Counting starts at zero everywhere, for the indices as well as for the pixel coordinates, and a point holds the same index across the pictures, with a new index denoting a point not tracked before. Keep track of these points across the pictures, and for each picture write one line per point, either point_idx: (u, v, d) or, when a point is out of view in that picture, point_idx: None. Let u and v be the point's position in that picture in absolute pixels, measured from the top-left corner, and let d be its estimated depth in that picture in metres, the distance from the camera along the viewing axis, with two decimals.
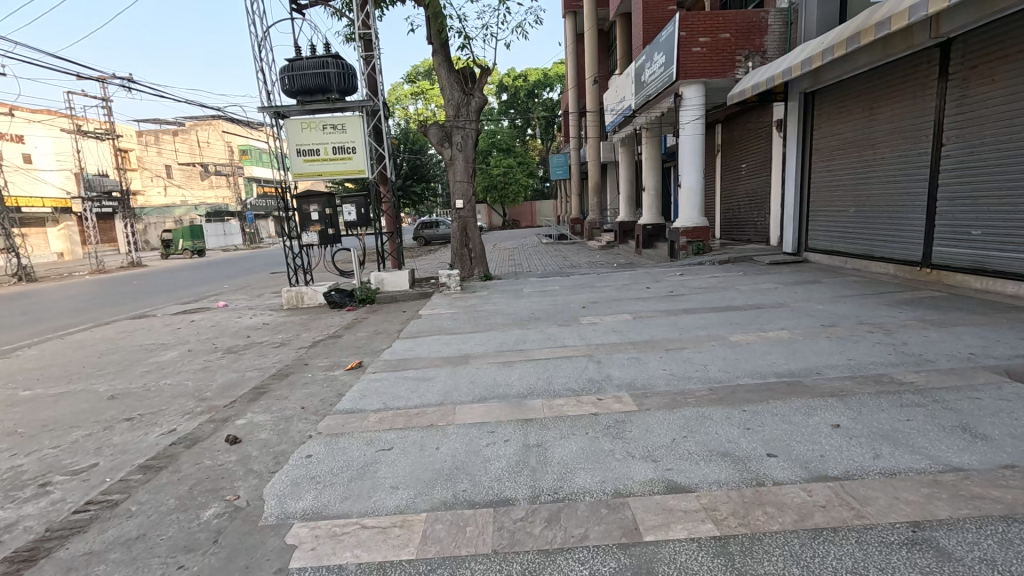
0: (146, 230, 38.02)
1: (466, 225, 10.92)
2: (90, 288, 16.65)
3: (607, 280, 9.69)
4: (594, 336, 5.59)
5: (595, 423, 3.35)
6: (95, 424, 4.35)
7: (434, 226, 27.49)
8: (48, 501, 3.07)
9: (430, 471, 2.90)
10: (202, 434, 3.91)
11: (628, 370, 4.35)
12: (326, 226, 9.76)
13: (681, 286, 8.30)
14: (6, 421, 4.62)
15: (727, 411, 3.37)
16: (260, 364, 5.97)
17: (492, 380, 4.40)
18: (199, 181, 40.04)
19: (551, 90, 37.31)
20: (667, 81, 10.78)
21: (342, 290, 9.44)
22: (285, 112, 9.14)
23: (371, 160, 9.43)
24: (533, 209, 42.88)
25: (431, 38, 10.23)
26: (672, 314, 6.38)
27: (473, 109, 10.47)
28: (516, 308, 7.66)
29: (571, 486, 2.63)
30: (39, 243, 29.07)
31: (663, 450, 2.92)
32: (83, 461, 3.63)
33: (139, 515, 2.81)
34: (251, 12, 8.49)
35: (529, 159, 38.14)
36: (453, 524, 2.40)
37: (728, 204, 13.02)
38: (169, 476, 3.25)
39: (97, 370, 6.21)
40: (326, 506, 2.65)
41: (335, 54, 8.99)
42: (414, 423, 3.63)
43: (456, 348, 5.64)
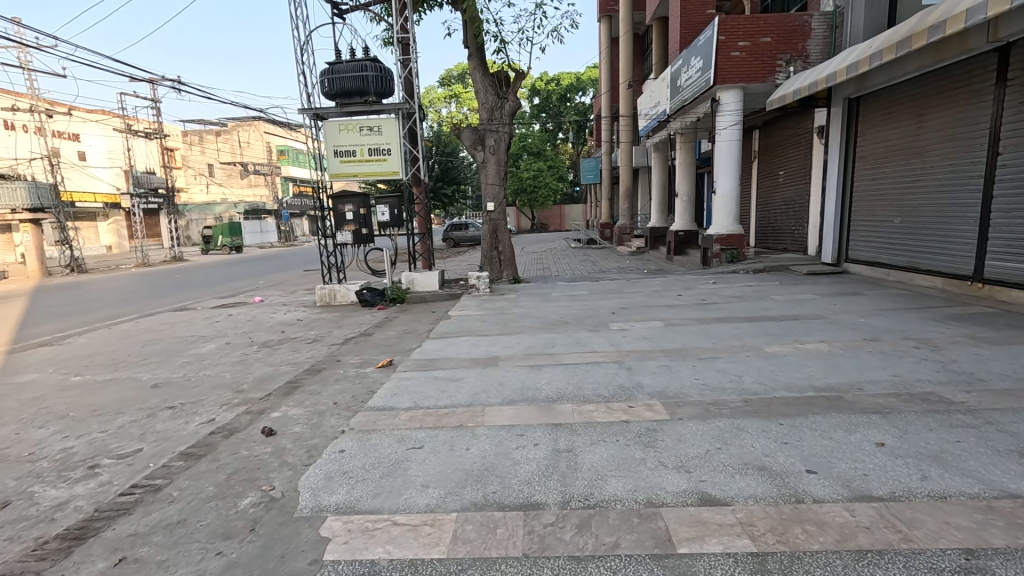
0: (188, 226, 39.59)
1: (496, 227, 10.98)
2: (135, 281, 17.45)
3: (637, 286, 9.58)
4: (624, 342, 5.54)
5: (627, 431, 3.31)
6: (140, 411, 4.54)
7: (463, 228, 27.71)
8: (97, 483, 3.22)
9: (461, 471, 2.92)
10: (239, 425, 4.03)
11: (659, 378, 4.29)
12: (360, 226, 9.89)
13: (714, 295, 8.15)
14: (57, 405, 4.86)
15: (763, 424, 3.28)
16: (294, 358, 6.12)
17: (521, 383, 4.40)
18: (239, 180, 41.51)
19: (583, 94, 37.14)
20: (704, 86, 10.61)
21: (373, 289, 9.59)
22: (324, 113, 9.37)
23: (405, 162, 9.58)
24: (562, 213, 42.82)
25: (467, 41, 10.34)
26: (705, 322, 6.26)
27: (506, 112, 10.51)
28: (546, 311, 7.66)
29: (602, 493, 2.60)
30: (90, 237, 30.56)
31: (697, 461, 2.86)
32: (128, 446, 3.78)
33: (180, 501, 2.91)
34: (295, 17, 8.77)
35: (560, 163, 38.07)
36: (483, 525, 2.41)
37: (765, 212, 12.72)
38: (208, 464, 3.36)
39: (142, 359, 6.49)
40: (358, 501, 2.70)
41: (374, 57, 9.19)
42: (443, 422, 3.66)
43: (486, 350, 5.67)
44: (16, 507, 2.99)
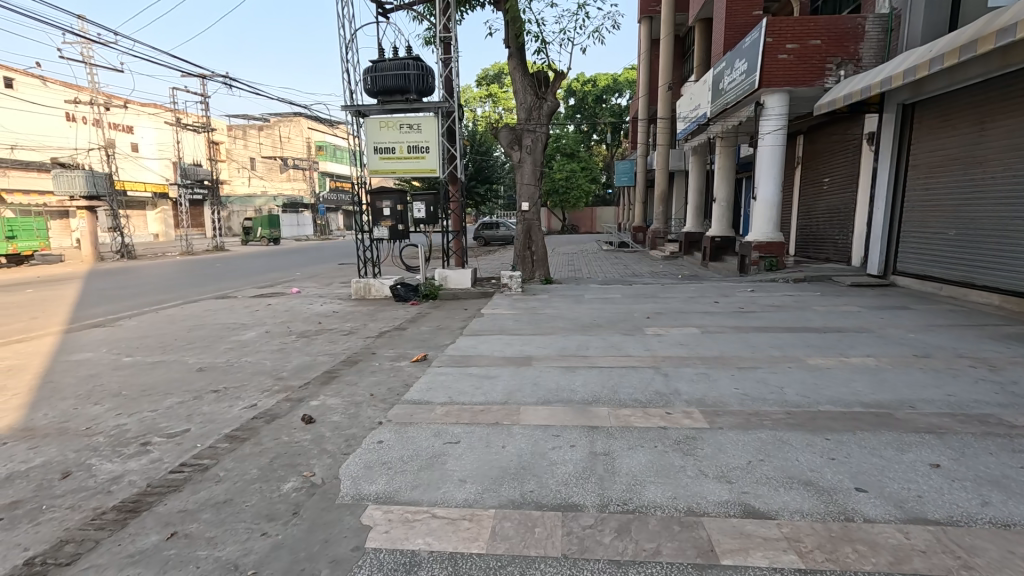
0: (230, 217, 41.14)
1: (530, 227, 10.98)
2: (180, 268, 18.25)
3: (672, 291, 9.43)
4: (659, 348, 5.47)
5: (665, 437, 3.27)
6: (186, 393, 4.73)
7: (495, 227, 27.84)
8: (148, 460, 3.36)
9: (498, 468, 2.93)
10: (280, 411, 4.15)
11: (697, 386, 4.21)
12: (396, 222, 10.01)
13: (752, 303, 7.95)
14: (110, 383, 5.11)
15: (809, 438, 3.18)
16: (331, 349, 6.26)
17: (555, 384, 4.39)
18: (279, 174, 42.72)
19: (620, 95, 36.78)
20: (748, 89, 10.34)
21: (407, 284, 9.73)
22: (365, 111, 9.56)
23: (443, 160, 9.68)
24: (593, 215, 42.50)
25: (507, 42, 10.38)
26: (743, 331, 6.11)
27: (544, 113, 10.49)
28: (578, 313, 7.63)
29: (641, 499, 2.58)
30: (140, 225, 31.99)
31: (739, 472, 2.80)
32: (176, 426, 3.94)
33: (226, 481, 3.02)
34: (341, 16, 8.98)
35: (593, 165, 37.81)
36: (521, 523, 2.41)
37: (807, 220, 12.33)
38: (251, 447, 3.47)
39: (187, 344, 6.75)
40: (397, 492, 2.74)
41: (416, 56, 9.31)
42: (479, 419, 3.68)
43: (519, 349, 5.68)
44: (76, 478, 3.15)
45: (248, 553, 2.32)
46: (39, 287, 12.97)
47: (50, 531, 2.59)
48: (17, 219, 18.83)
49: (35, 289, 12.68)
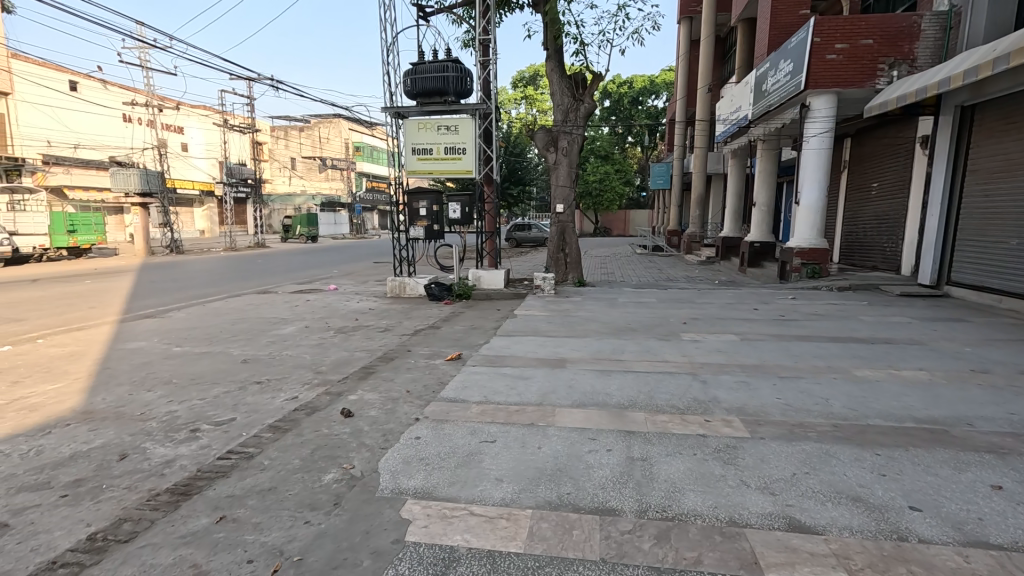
0: (271, 215, 42.53)
1: (564, 229, 10.93)
2: (224, 263, 18.96)
3: (708, 297, 9.23)
4: (697, 354, 5.36)
5: (704, 445, 3.21)
6: (231, 383, 4.92)
7: (526, 229, 27.88)
8: (198, 446, 3.51)
9: (534, 468, 2.94)
10: (320, 404, 4.26)
11: (737, 394, 4.10)
12: (432, 222, 10.11)
13: (793, 311, 7.71)
14: (162, 371, 5.37)
15: (857, 453, 3.06)
16: (367, 346, 6.38)
17: (590, 387, 4.35)
18: (318, 174, 43.90)
19: (656, 97, 36.33)
20: (793, 91, 10.03)
21: (440, 284, 9.84)
22: (404, 113, 9.73)
23: (479, 161, 9.76)
24: (627, 218, 41.95)
25: (546, 43, 10.38)
26: (784, 340, 5.94)
27: (581, 115, 10.43)
28: (612, 316, 7.55)
29: (681, 506, 2.54)
30: (187, 222, 33.41)
31: (783, 484, 2.72)
32: (223, 414, 4.10)
33: (271, 470, 3.13)
34: (384, 19, 9.19)
35: (628, 167, 37.37)
36: (559, 525, 2.41)
37: (853, 226, 11.87)
38: (293, 438, 3.58)
39: (232, 336, 7.01)
40: (434, 488, 2.78)
41: (455, 58, 9.42)
42: (514, 419, 3.69)
43: (553, 351, 5.66)
44: (132, 460, 3.32)
45: (293, 540, 2.40)
46: (96, 279, 13.73)
47: (110, 509, 2.74)
48: (78, 214, 19.85)
49: (92, 280, 13.41)
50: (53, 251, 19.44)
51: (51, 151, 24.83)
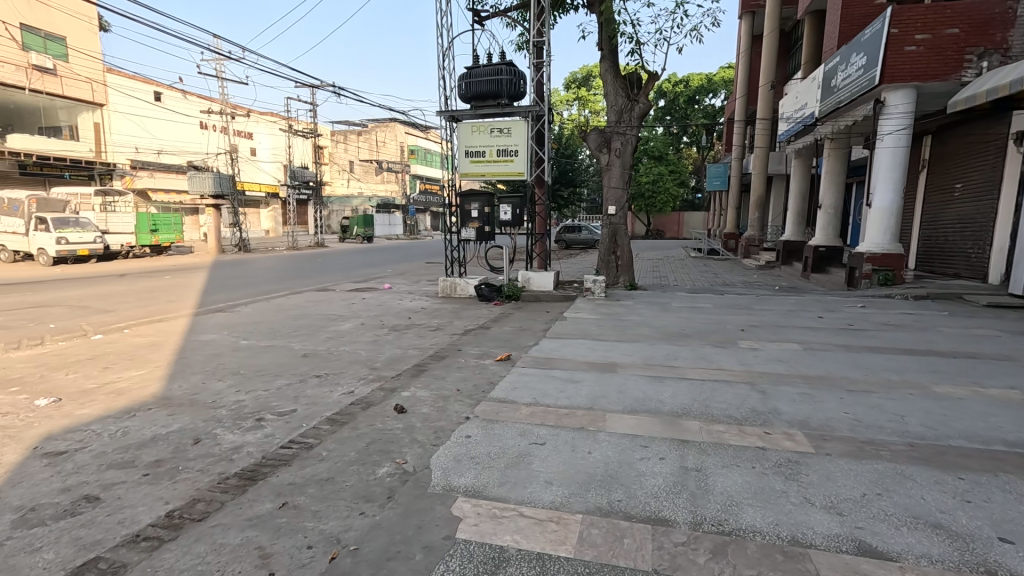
0: (330, 216, 44.41)
1: (616, 231, 10.75)
2: (287, 261, 19.98)
3: (767, 303, 8.84)
4: (756, 363, 5.13)
5: (764, 459, 3.06)
6: (292, 376, 5.17)
7: (577, 230, 27.70)
8: (263, 434, 3.70)
9: (585, 473, 2.91)
10: (374, 399, 4.40)
11: (800, 407, 3.90)
12: (483, 224, 10.20)
13: (863, 320, 7.24)
14: (232, 362, 5.73)
15: (937, 475, 2.83)
16: (420, 344, 6.54)
17: (641, 394, 4.25)
18: (374, 176, 45.40)
19: (714, 95, 35.13)
20: (866, 85, 9.39)
21: (491, 285, 9.93)
22: (458, 116, 9.89)
23: (530, 163, 9.78)
24: (681, 220, 40.69)
25: (601, 44, 10.27)
26: (852, 350, 5.58)
27: (635, 115, 10.23)
28: (665, 321, 7.36)
29: (738, 521, 2.43)
30: (254, 222, 35.59)
31: (851, 504, 2.55)
32: (285, 405, 4.31)
33: (328, 461, 3.26)
34: (440, 25, 9.40)
35: (683, 168, 36.37)
36: (609, 532, 2.37)
37: (932, 229, 11.01)
38: (349, 431, 3.71)
39: (293, 331, 7.37)
40: (485, 487, 2.81)
41: (509, 61, 9.49)
42: (564, 422, 3.67)
43: (603, 355, 5.59)
44: (205, 445, 3.55)
45: (349, 530, 2.49)
46: (174, 274, 14.82)
47: (186, 489, 2.95)
48: (160, 215, 21.59)
49: (170, 276, 14.48)
50: (138, 249, 21.09)
51: (138, 156, 26.98)
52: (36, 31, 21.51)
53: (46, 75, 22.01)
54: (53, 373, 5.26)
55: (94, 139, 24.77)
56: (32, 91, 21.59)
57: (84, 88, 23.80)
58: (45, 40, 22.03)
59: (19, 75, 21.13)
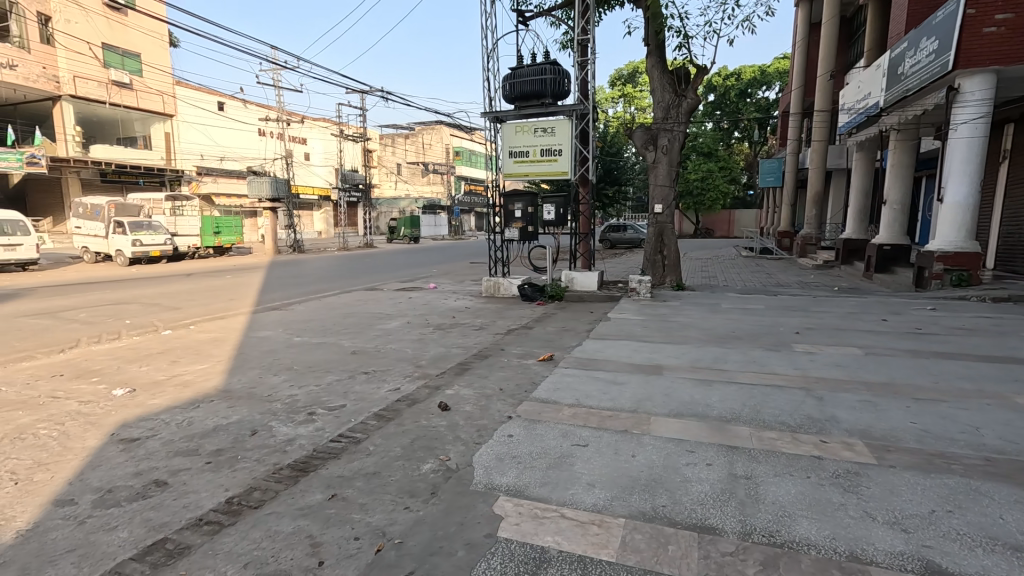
0: (379, 217, 45.70)
1: (662, 230, 10.50)
2: (338, 262, 20.71)
3: (825, 305, 8.40)
4: (812, 367, 4.89)
5: (821, 468, 2.91)
6: (342, 372, 5.36)
7: (622, 230, 27.28)
8: (314, 428, 3.86)
9: (628, 477, 2.86)
10: (419, 396, 4.50)
11: (860, 415, 3.68)
12: (526, 223, 10.18)
13: (932, 324, 6.75)
14: (286, 358, 6.00)
15: (1017, 494, 2.60)
16: (464, 343, 6.62)
17: (688, 397, 4.14)
18: (421, 178, 46.36)
19: (767, 88, 33.73)
20: (937, 71, 8.74)
21: (534, 284, 9.93)
22: (502, 116, 9.94)
23: (574, 162, 9.72)
24: (731, 218, 39.28)
25: (647, 39, 10.06)
26: (920, 356, 5.21)
27: (683, 111, 9.98)
28: (713, 323, 7.13)
29: (791, 533, 2.32)
30: (307, 224, 37.10)
31: (918, 521, 2.38)
32: (335, 401, 4.47)
33: (375, 455, 3.36)
34: (485, 26, 9.47)
35: (733, 164, 35.14)
36: (653, 538, 2.32)
37: (1015, 225, 10.11)
38: (395, 427, 3.81)
39: (343, 329, 7.63)
40: (526, 487, 2.82)
41: (553, 60, 9.45)
42: (607, 424, 3.63)
43: (648, 356, 5.48)
44: (261, 436, 3.73)
45: (394, 523, 2.55)
46: (234, 274, 15.65)
47: (244, 477, 3.12)
48: (223, 218, 22.97)
49: (231, 276, 15.33)
50: (203, 250, 22.49)
51: (203, 163, 28.76)
52: (115, 49, 23.50)
53: (124, 89, 23.82)
54: (128, 365, 5.68)
55: (165, 148, 26.58)
56: (112, 105, 23.49)
57: (156, 100, 25.49)
58: (123, 57, 23.98)
59: (100, 90, 22.98)
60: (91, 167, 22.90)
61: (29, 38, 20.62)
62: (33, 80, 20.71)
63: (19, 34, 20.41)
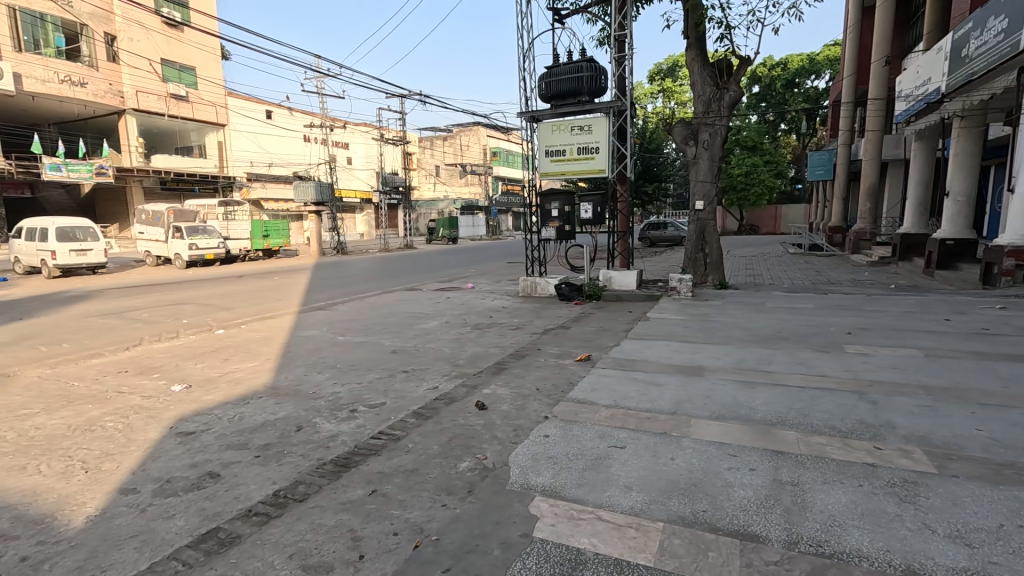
0: (418, 219, 46.50)
1: (703, 228, 10.21)
2: (379, 263, 21.20)
3: (880, 304, 7.95)
4: (865, 370, 4.64)
5: (874, 476, 2.76)
6: (382, 371, 5.49)
7: (662, 227, 26.70)
8: (355, 425, 3.97)
9: (667, 480, 2.80)
10: (457, 395, 4.56)
11: (918, 420, 3.47)
12: (563, 223, 10.12)
13: (1002, 324, 6.27)
14: (329, 356, 6.19)
15: None
16: (500, 342, 6.65)
17: (731, 399, 4.01)
18: (458, 179, 46.84)
19: (817, 77, 32.21)
20: (1007, 52, 8.11)
21: (571, 284, 9.86)
22: (539, 116, 9.93)
23: (612, 160, 9.59)
24: (778, 214, 37.73)
25: (687, 31, 9.81)
26: (988, 359, 4.85)
27: (725, 104, 9.69)
28: (758, 323, 6.88)
29: (841, 544, 2.22)
30: (350, 226, 38.19)
31: (984, 536, 2.22)
32: (375, 398, 4.59)
33: (414, 452, 3.43)
34: (520, 27, 9.46)
35: (779, 157, 33.77)
36: (692, 543, 2.27)
37: None
38: (433, 425, 3.87)
39: (383, 329, 7.81)
40: (563, 488, 2.80)
41: (589, 57, 9.35)
42: (645, 426, 3.57)
43: (688, 357, 5.34)
44: (306, 432, 3.87)
45: (432, 521, 2.59)
46: (281, 276, 16.27)
47: (291, 471, 3.24)
48: (272, 222, 23.92)
49: (279, 277, 15.94)
50: (253, 253, 23.52)
51: (253, 169, 30.07)
52: (173, 64, 25.04)
53: (181, 102, 25.26)
54: (185, 362, 6.01)
55: (218, 156, 27.96)
56: (170, 117, 24.92)
57: (210, 111, 26.86)
58: (180, 71, 25.44)
59: (161, 103, 24.44)
60: (153, 176, 24.68)
61: (97, 57, 22.14)
62: (102, 96, 22.29)
63: (89, 54, 21.95)
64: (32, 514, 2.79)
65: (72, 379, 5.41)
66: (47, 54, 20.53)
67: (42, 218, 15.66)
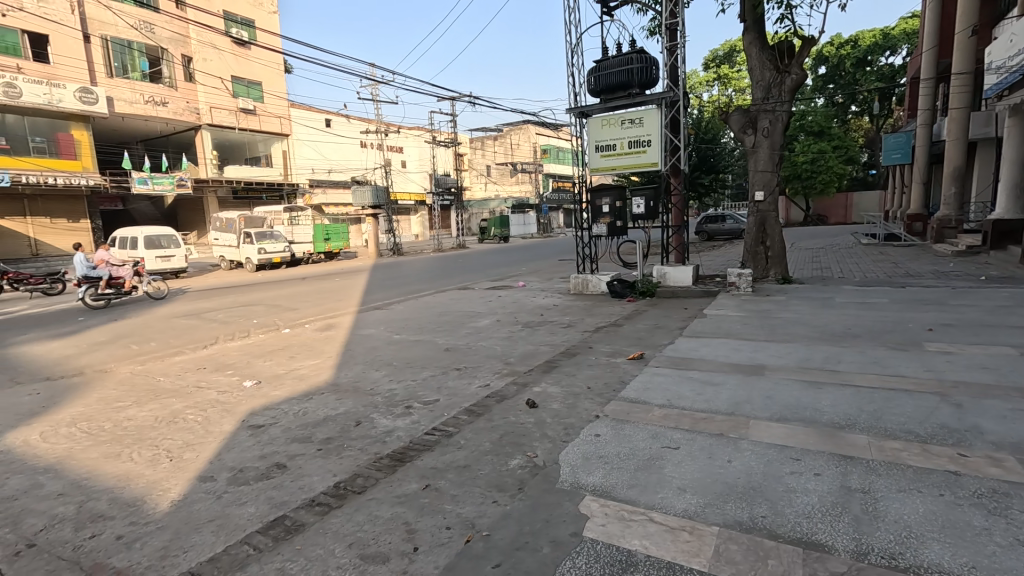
0: (469, 218, 47.12)
1: (764, 219, 9.71)
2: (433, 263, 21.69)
3: (967, 298, 7.26)
4: (947, 370, 4.27)
5: (957, 486, 2.54)
6: (435, 368, 5.62)
7: (720, 220, 25.64)
8: (410, 421, 4.09)
9: (723, 483, 2.70)
10: (508, 393, 4.59)
11: (1010, 425, 3.16)
12: (615, 219, 9.93)
13: None
14: (386, 354, 6.42)
15: None
16: (551, 340, 6.64)
17: (794, 400, 3.81)
18: (509, 178, 46.98)
19: (892, 53, 29.81)
20: None
21: (624, 281, 9.68)
22: (588, 111, 9.82)
23: (664, 152, 9.32)
24: (849, 202, 35.25)
25: (743, 15, 9.39)
26: None
27: (787, 88, 9.17)
28: (826, 319, 6.48)
29: (918, 558, 2.06)
30: (405, 227, 39.26)
31: None
32: (429, 395, 4.71)
33: (466, 449, 3.49)
34: (568, 22, 9.37)
35: (850, 142, 31.55)
36: (751, 549, 2.18)
37: None
38: (484, 422, 3.93)
39: (435, 327, 7.99)
40: (613, 488, 2.77)
41: (640, 48, 9.11)
42: (701, 427, 3.45)
43: (747, 355, 5.12)
44: (364, 427, 4.03)
45: (483, 516, 2.64)
46: (342, 278, 16.98)
47: (350, 464, 3.40)
48: (332, 226, 25.01)
49: (339, 278, 16.60)
50: (315, 256, 24.71)
51: (314, 176, 31.58)
52: (242, 80, 26.82)
53: (249, 115, 26.99)
54: (255, 360, 6.42)
55: (283, 165, 29.58)
56: (240, 129, 26.68)
57: (275, 122, 28.58)
58: (248, 86, 27.29)
59: (231, 117, 26.13)
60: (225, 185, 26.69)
61: (176, 78, 24.06)
62: (180, 114, 24.17)
63: (169, 76, 23.91)
64: (126, 497, 3.08)
65: (158, 374, 5.90)
66: (134, 78, 22.43)
67: (133, 228, 17.25)
